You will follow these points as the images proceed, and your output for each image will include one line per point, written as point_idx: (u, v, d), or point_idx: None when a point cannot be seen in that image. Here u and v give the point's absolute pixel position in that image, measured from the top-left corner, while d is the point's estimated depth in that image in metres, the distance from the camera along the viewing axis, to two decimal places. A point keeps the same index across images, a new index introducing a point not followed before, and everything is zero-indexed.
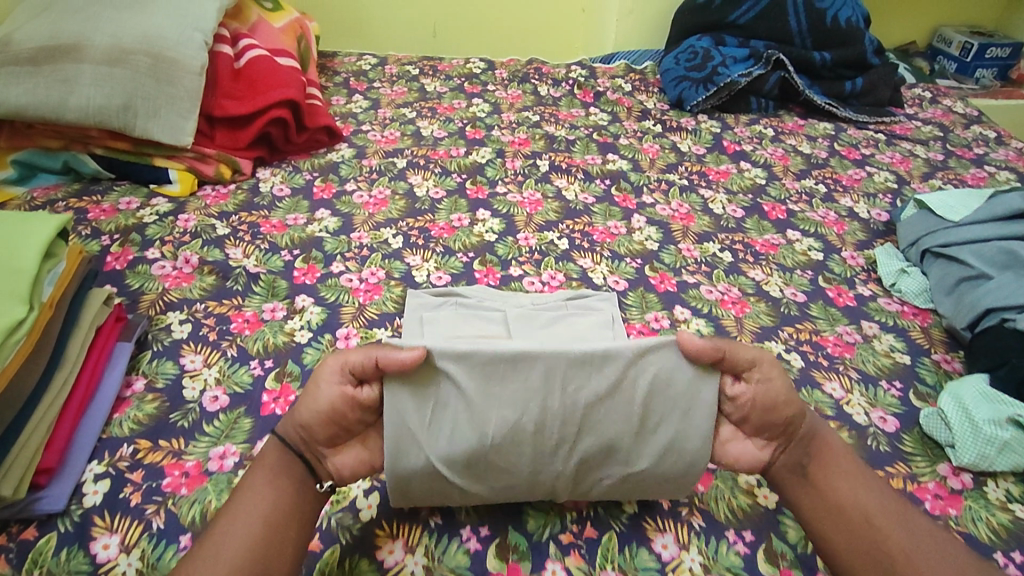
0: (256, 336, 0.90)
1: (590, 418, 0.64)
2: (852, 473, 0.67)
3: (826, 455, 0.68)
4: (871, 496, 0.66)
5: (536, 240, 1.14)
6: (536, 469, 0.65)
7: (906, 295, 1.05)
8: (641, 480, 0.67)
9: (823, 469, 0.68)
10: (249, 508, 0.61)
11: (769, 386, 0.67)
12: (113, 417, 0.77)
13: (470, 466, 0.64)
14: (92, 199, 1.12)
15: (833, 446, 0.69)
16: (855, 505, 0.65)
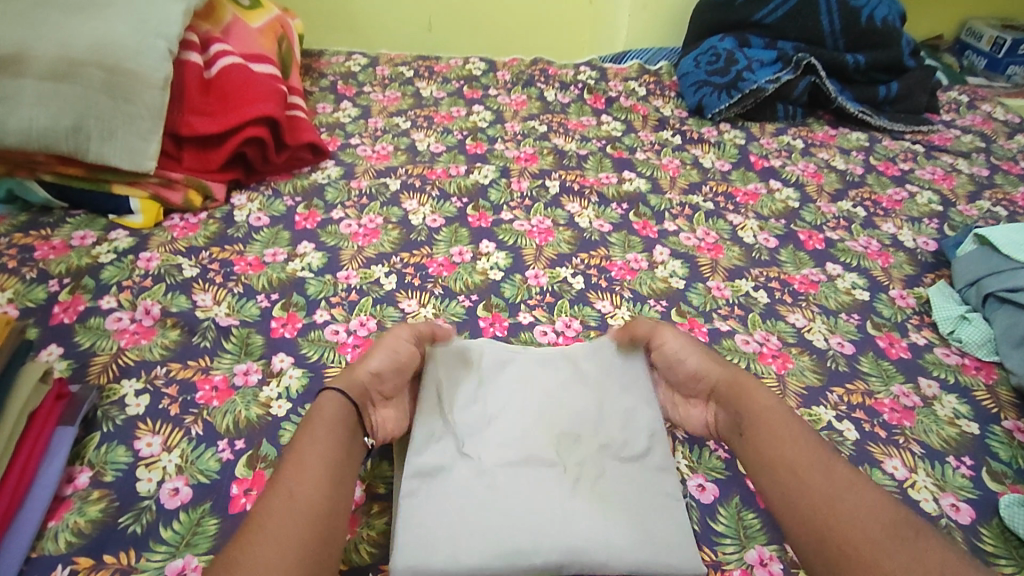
0: (226, 409, 0.77)
1: (558, 391, 0.80)
2: (791, 427, 0.69)
3: (753, 397, 0.73)
4: (793, 448, 0.67)
5: (547, 278, 1.01)
6: (533, 415, 0.77)
7: (967, 346, 0.93)
8: (618, 450, 0.74)
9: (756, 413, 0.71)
10: (313, 450, 0.64)
11: (686, 351, 0.80)
12: (47, 526, 0.64)
13: (479, 414, 0.76)
14: (41, 234, 0.98)
15: (763, 392, 0.74)
16: (787, 453, 0.67)
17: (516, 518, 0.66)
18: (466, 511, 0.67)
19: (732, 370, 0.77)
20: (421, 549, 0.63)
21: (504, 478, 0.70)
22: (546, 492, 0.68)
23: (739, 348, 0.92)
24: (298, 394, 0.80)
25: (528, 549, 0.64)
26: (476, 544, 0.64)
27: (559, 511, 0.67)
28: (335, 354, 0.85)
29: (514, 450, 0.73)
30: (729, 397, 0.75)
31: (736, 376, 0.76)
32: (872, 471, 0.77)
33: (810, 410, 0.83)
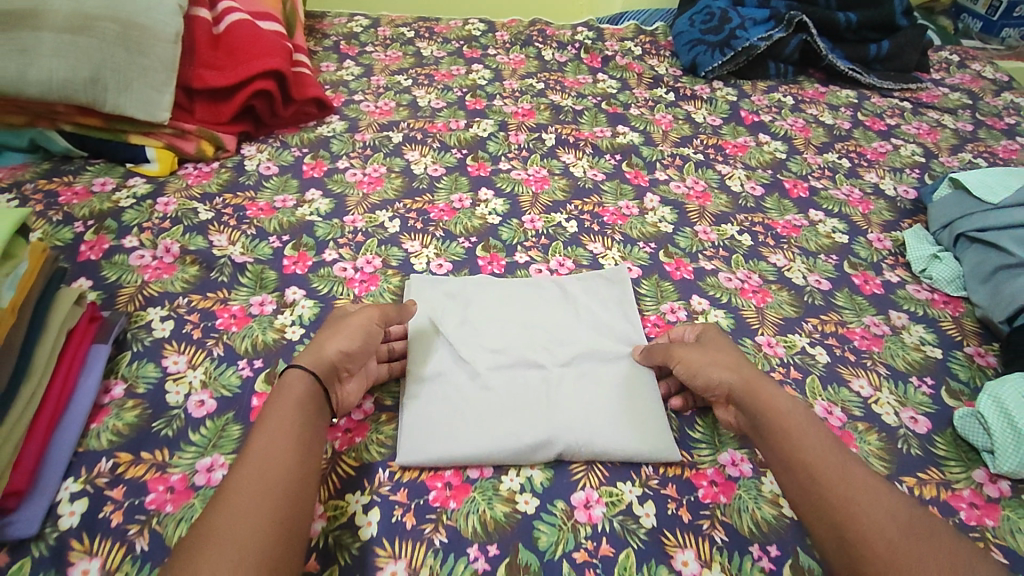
0: (244, 334, 0.84)
1: (545, 312, 0.89)
2: (814, 430, 0.67)
3: (768, 395, 0.70)
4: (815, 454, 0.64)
5: (542, 222, 1.06)
6: (521, 333, 0.85)
7: (937, 282, 0.98)
8: (599, 359, 0.83)
9: (772, 410, 0.69)
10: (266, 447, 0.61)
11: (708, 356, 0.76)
12: (89, 428, 0.71)
13: (470, 333, 0.85)
14: (64, 180, 1.04)
15: (778, 388, 0.71)
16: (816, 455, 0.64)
17: (504, 411, 0.76)
18: (461, 407, 0.76)
19: (737, 361, 0.75)
20: (423, 437, 0.73)
21: (494, 380, 0.79)
22: (532, 391, 0.78)
23: (722, 285, 0.97)
24: (311, 322, 0.86)
25: (515, 435, 0.73)
26: (468, 436, 0.73)
27: (543, 405, 0.76)
28: (343, 288, 0.92)
29: (504, 356, 0.82)
30: (745, 396, 0.71)
31: (744, 370, 0.74)
32: (839, 389, 0.84)
33: (785, 338, 0.90)
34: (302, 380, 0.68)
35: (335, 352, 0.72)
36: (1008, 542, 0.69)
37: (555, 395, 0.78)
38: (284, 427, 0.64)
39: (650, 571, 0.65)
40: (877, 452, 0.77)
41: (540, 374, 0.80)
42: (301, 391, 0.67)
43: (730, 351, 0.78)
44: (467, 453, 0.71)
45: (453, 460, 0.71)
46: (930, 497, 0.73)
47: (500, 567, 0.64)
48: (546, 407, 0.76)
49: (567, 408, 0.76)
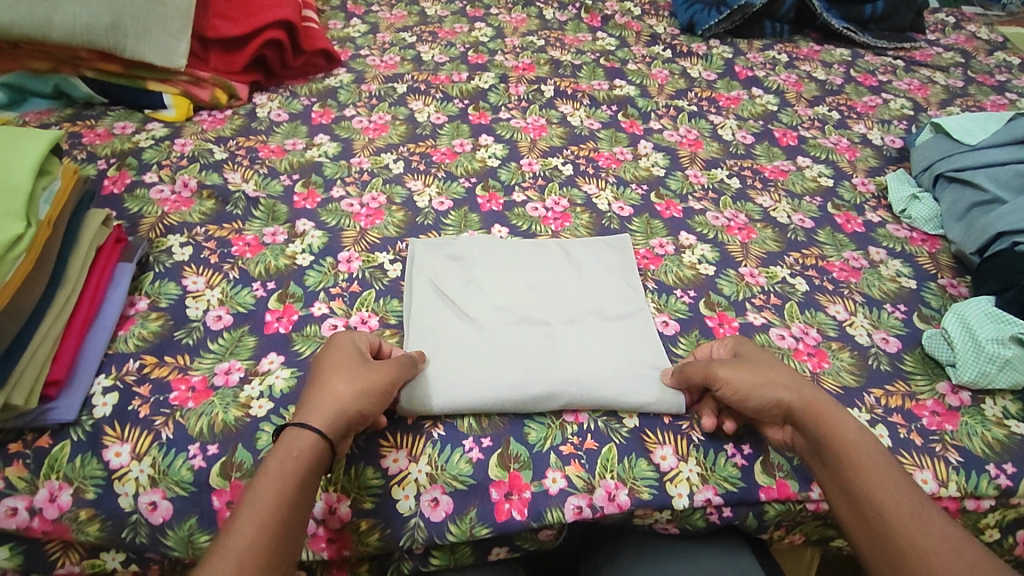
0: (258, 260, 0.90)
1: (549, 273, 0.90)
2: (893, 468, 0.62)
3: (839, 426, 0.66)
4: (885, 494, 0.60)
5: (539, 165, 1.11)
6: (527, 293, 0.87)
7: (916, 221, 1.03)
8: (602, 317, 0.85)
9: (849, 445, 0.64)
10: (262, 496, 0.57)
11: (762, 377, 0.70)
12: (118, 334, 0.78)
13: (476, 292, 0.86)
14: (87, 124, 1.10)
15: (842, 413, 0.67)
16: (899, 496, 0.60)
17: (510, 361, 0.77)
18: (468, 357, 0.78)
19: (790, 383, 0.70)
20: (434, 380, 0.74)
21: (501, 334, 0.81)
22: (537, 344, 0.80)
23: (710, 223, 1.02)
24: (319, 250, 0.92)
25: (521, 383, 0.75)
26: (477, 385, 0.74)
27: (547, 357, 0.78)
28: (350, 221, 0.97)
29: (510, 313, 0.84)
30: (812, 420, 0.67)
31: (806, 398, 0.68)
32: (816, 313, 0.88)
33: (767, 269, 0.94)
34: (315, 447, 0.61)
35: (355, 412, 0.65)
36: (964, 443, 0.74)
37: (559, 347, 0.80)
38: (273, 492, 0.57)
39: (630, 463, 0.71)
40: (848, 367, 0.82)
41: (545, 328, 0.82)
42: (312, 460, 0.61)
43: (780, 370, 0.72)
44: (477, 401, 0.73)
45: (462, 408, 0.73)
46: (894, 406, 0.77)
47: (492, 456, 0.71)
48: (551, 358, 0.78)
49: (570, 360, 0.78)
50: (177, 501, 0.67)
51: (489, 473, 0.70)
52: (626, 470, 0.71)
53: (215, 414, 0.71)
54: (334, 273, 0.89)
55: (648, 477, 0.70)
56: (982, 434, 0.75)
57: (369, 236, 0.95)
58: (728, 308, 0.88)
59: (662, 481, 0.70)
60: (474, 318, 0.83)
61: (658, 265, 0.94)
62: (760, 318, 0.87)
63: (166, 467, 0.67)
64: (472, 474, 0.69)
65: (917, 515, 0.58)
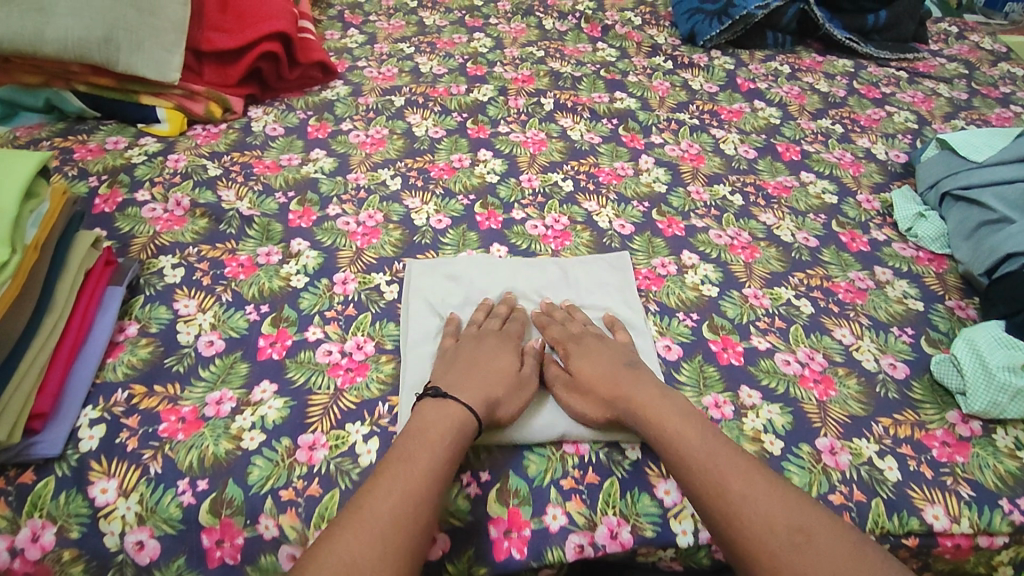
0: (251, 281, 0.88)
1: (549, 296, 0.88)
2: (699, 443, 0.66)
3: (649, 414, 0.70)
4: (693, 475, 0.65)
5: (539, 182, 1.10)
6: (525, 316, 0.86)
7: (922, 240, 1.01)
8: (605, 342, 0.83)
9: (656, 434, 0.68)
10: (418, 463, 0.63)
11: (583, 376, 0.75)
12: (106, 362, 0.76)
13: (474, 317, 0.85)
14: (78, 138, 1.08)
15: (654, 399, 0.71)
16: (695, 475, 0.64)
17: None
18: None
19: (602, 383, 0.73)
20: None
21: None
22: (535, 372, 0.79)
23: (713, 241, 1.00)
24: (315, 271, 0.90)
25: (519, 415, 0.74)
26: None
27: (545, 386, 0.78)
28: (346, 240, 0.95)
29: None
30: (625, 412, 0.71)
31: (613, 393, 0.72)
32: (821, 337, 0.87)
33: (772, 290, 0.93)
34: (466, 423, 0.68)
35: (499, 408, 0.71)
36: (975, 476, 0.73)
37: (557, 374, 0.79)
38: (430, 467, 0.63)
39: (632, 498, 0.69)
40: (855, 395, 0.80)
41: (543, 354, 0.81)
42: (462, 436, 0.67)
43: (605, 366, 0.76)
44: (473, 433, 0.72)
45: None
46: (903, 437, 0.76)
47: (491, 492, 0.69)
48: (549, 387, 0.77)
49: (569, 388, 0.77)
50: (166, 539, 0.65)
51: (487, 509, 0.68)
52: (629, 506, 0.69)
53: (205, 446, 0.69)
54: (330, 295, 0.87)
55: (651, 513, 0.69)
56: (994, 466, 0.74)
57: (366, 256, 0.93)
58: (733, 331, 0.87)
59: (665, 517, 0.68)
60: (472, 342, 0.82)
61: (661, 285, 0.93)
62: (764, 343, 0.85)
63: (154, 504, 0.66)
64: (471, 511, 0.68)
65: (714, 501, 0.63)
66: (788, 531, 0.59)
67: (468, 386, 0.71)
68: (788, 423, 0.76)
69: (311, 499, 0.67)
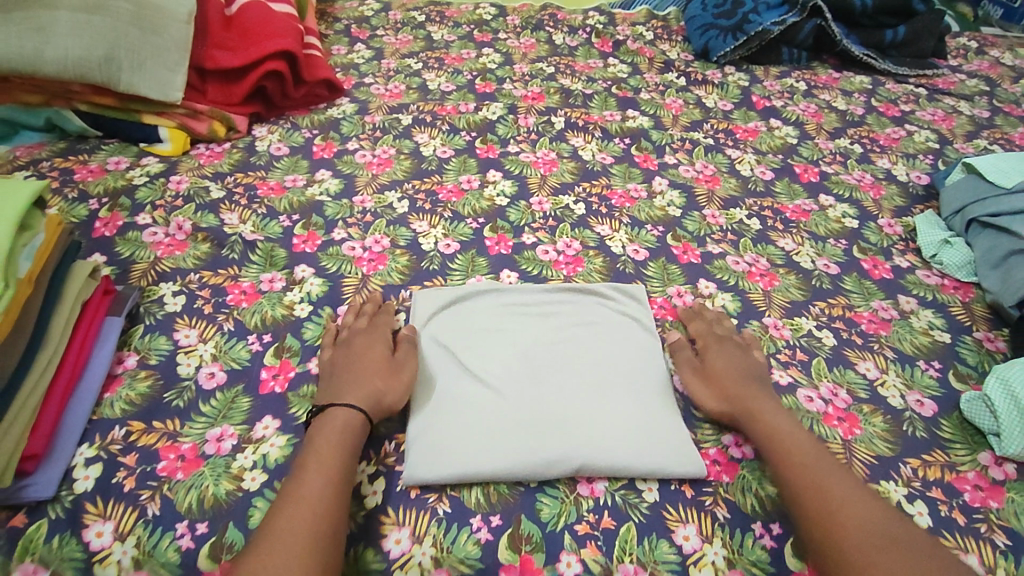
0: (254, 310, 0.85)
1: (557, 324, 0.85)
2: (813, 450, 0.69)
3: (764, 416, 0.73)
4: (806, 466, 0.68)
5: (550, 204, 1.07)
6: (540, 346, 0.82)
7: (947, 268, 0.98)
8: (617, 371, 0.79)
9: (769, 434, 0.71)
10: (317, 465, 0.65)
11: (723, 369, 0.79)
12: (103, 396, 0.73)
13: (480, 347, 0.81)
14: (79, 159, 1.05)
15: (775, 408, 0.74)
16: (803, 476, 0.67)
17: (522, 424, 0.73)
18: (475, 420, 0.73)
19: (731, 381, 0.77)
20: (441, 449, 0.70)
21: (513, 392, 0.76)
22: (550, 404, 0.75)
23: (730, 268, 0.97)
24: (319, 298, 0.87)
25: (532, 452, 0.70)
26: (481, 453, 0.70)
27: (559, 419, 0.74)
28: (351, 267, 0.93)
29: (514, 369, 0.79)
30: (741, 411, 0.74)
31: (739, 392, 0.76)
32: (845, 371, 0.83)
33: (792, 321, 0.89)
34: (351, 421, 0.70)
35: (383, 397, 0.73)
36: (1012, 524, 0.69)
37: (571, 407, 0.75)
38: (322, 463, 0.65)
39: (650, 545, 0.66)
40: (882, 433, 0.76)
41: (557, 384, 0.77)
42: (349, 433, 0.69)
43: (738, 365, 0.79)
44: (480, 469, 0.69)
45: (471, 479, 0.69)
46: (933, 479, 0.72)
47: (502, 537, 0.66)
48: (558, 421, 0.73)
49: (583, 422, 0.73)
50: None
51: (498, 555, 0.65)
52: (646, 553, 0.65)
53: (205, 487, 0.67)
54: (334, 325, 0.84)
55: (670, 561, 0.65)
56: None
57: (372, 283, 0.90)
58: None
59: (685, 566, 0.65)
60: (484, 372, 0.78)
61: (676, 316, 0.90)
62: (786, 376, 0.82)
63: (151, 548, 0.63)
64: (481, 558, 0.64)
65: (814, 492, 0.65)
66: (879, 536, 0.61)
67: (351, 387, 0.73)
68: None
69: None
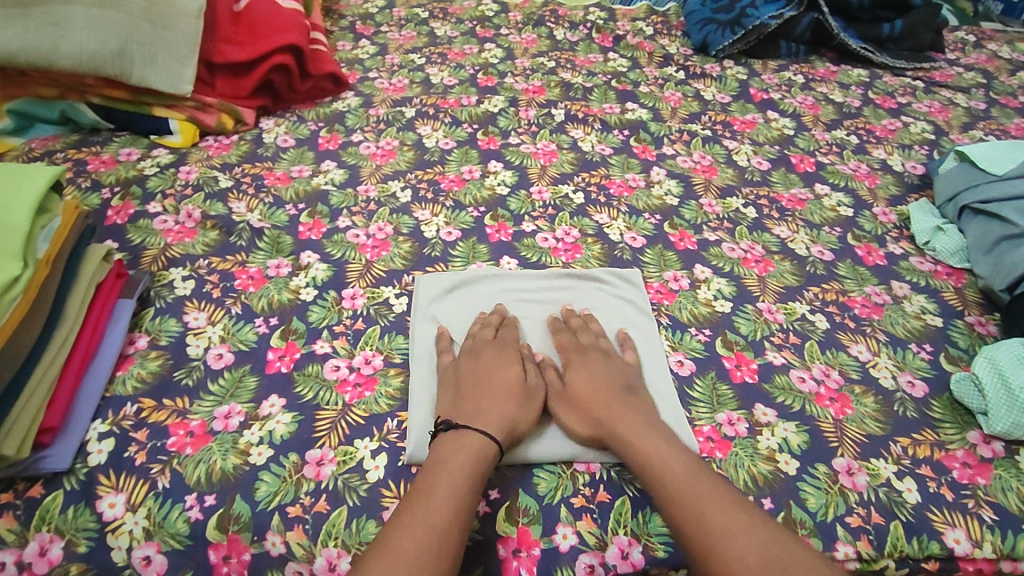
0: (261, 294, 0.88)
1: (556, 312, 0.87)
2: (680, 473, 0.65)
3: (631, 437, 0.69)
4: (695, 489, 0.64)
5: (550, 194, 1.09)
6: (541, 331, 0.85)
7: (940, 254, 0.99)
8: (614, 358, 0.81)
9: (640, 459, 0.67)
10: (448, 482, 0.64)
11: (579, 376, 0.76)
12: (116, 375, 0.76)
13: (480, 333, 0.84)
14: (91, 150, 1.08)
15: (636, 417, 0.71)
16: (676, 503, 0.63)
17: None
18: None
19: (595, 397, 0.73)
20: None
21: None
22: (552, 389, 0.78)
23: (726, 255, 0.99)
24: (324, 283, 0.90)
25: (537, 434, 0.73)
26: None
27: (561, 404, 0.77)
28: (355, 253, 0.95)
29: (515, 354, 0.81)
30: (606, 432, 0.71)
31: (596, 410, 0.72)
32: (837, 354, 0.85)
33: (786, 305, 0.91)
34: (485, 451, 0.67)
35: (518, 427, 0.71)
36: (998, 499, 0.71)
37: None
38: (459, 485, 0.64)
39: (644, 518, 0.68)
40: (872, 413, 0.78)
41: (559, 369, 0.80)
42: (483, 465, 0.66)
43: (606, 379, 0.75)
44: None
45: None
46: (922, 457, 0.74)
47: (500, 511, 0.68)
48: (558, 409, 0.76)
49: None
50: (172, 555, 0.65)
51: (496, 528, 0.67)
52: (640, 525, 0.68)
53: (213, 461, 0.69)
54: (339, 309, 0.87)
55: (663, 533, 0.67)
56: (1017, 489, 0.72)
57: (375, 269, 0.93)
58: (747, 348, 0.85)
59: (677, 537, 0.67)
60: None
61: (672, 300, 0.91)
62: (779, 358, 0.84)
63: (161, 519, 0.65)
64: (479, 530, 0.67)
65: (694, 524, 0.62)
66: (768, 567, 0.58)
67: (473, 412, 0.71)
68: (804, 442, 0.75)
69: (318, 516, 0.66)
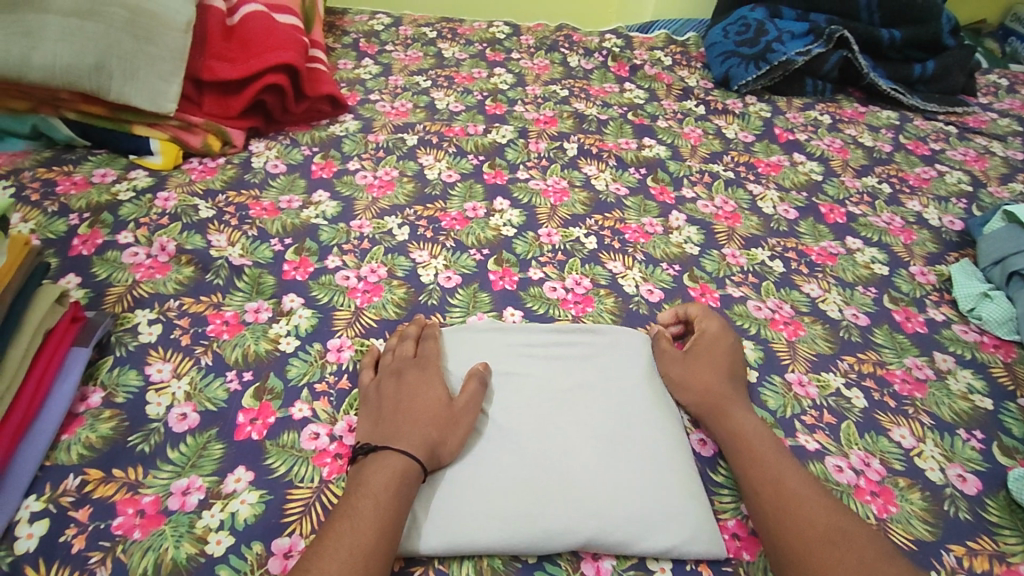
0: (235, 342, 0.78)
1: (567, 368, 0.78)
2: (771, 453, 0.68)
3: (733, 414, 0.72)
4: (785, 464, 0.67)
5: (560, 237, 1.00)
6: (545, 393, 0.75)
7: (986, 324, 0.91)
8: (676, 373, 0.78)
9: (736, 435, 0.70)
10: (381, 464, 0.62)
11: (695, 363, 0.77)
12: (60, 439, 0.67)
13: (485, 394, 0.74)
14: (64, 169, 0.99)
15: (743, 408, 0.73)
16: (763, 476, 0.66)
17: (523, 486, 0.65)
18: (470, 478, 0.66)
19: (709, 381, 0.75)
20: (441, 510, 0.63)
21: (515, 442, 0.69)
22: (553, 460, 0.67)
23: (750, 314, 0.90)
24: (307, 333, 0.81)
25: (533, 520, 0.63)
26: (482, 520, 0.63)
27: (563, 479, 0.66)
28: (344, 299, 0.86)
29: (513, 424, 0.71)
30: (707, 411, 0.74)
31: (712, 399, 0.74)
32: (878, 438, 0.76)
33: (818, 376, 0.82)
34: (411, 470, 0.62)
35: (436, 445, 0.65)
36: None
37: (576, 465, 0.67)
38: (389, 461, 0.62)
39: None
40: (920, 513, 0.69)
41: (560, 440, 0.69)
42: (410, 484, 0.62)
43: (721, 365, 0.77)
44: (477, 543, 0.62)
45: (463, 550, 0.62)
46: (980, 571, 0.65)
47: None
48: (566, 484, 0.66)
49: (591, 488, 0.66)
50: None
51: None
52: None
53: (164, 550, 0.60)
54: (321, 364, 0.77)
55: None
56: None
57: (365, 318, 0.84)
58: (776, 426, 0.76)
59: None
60: (490, 415, 0.72)
61: None
62: (813, 442, 0.75)
63: None
64: None
65: (774, 484, 0.64)
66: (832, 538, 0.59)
67: (394, 434, 0.65)
68: None
69: None
